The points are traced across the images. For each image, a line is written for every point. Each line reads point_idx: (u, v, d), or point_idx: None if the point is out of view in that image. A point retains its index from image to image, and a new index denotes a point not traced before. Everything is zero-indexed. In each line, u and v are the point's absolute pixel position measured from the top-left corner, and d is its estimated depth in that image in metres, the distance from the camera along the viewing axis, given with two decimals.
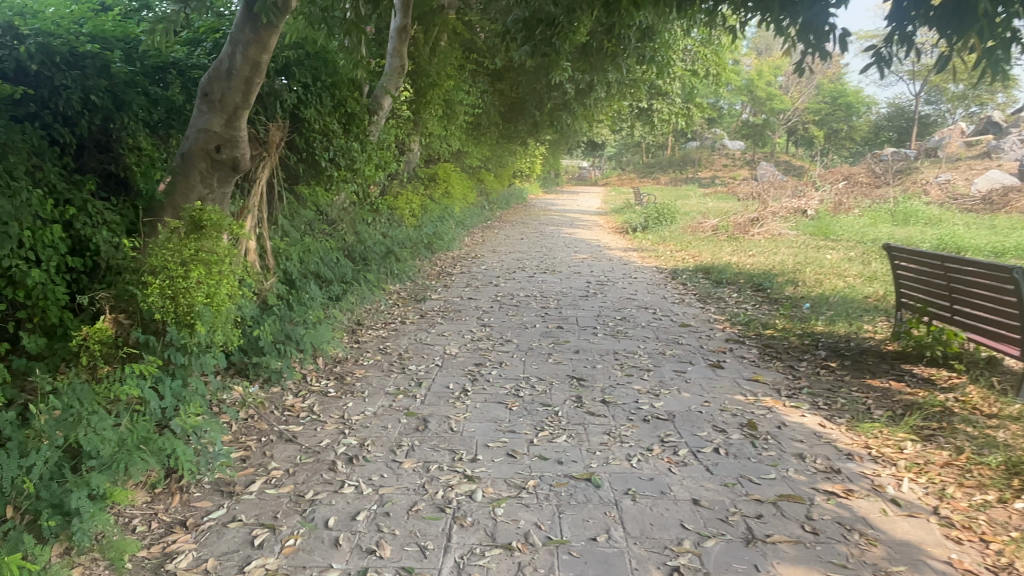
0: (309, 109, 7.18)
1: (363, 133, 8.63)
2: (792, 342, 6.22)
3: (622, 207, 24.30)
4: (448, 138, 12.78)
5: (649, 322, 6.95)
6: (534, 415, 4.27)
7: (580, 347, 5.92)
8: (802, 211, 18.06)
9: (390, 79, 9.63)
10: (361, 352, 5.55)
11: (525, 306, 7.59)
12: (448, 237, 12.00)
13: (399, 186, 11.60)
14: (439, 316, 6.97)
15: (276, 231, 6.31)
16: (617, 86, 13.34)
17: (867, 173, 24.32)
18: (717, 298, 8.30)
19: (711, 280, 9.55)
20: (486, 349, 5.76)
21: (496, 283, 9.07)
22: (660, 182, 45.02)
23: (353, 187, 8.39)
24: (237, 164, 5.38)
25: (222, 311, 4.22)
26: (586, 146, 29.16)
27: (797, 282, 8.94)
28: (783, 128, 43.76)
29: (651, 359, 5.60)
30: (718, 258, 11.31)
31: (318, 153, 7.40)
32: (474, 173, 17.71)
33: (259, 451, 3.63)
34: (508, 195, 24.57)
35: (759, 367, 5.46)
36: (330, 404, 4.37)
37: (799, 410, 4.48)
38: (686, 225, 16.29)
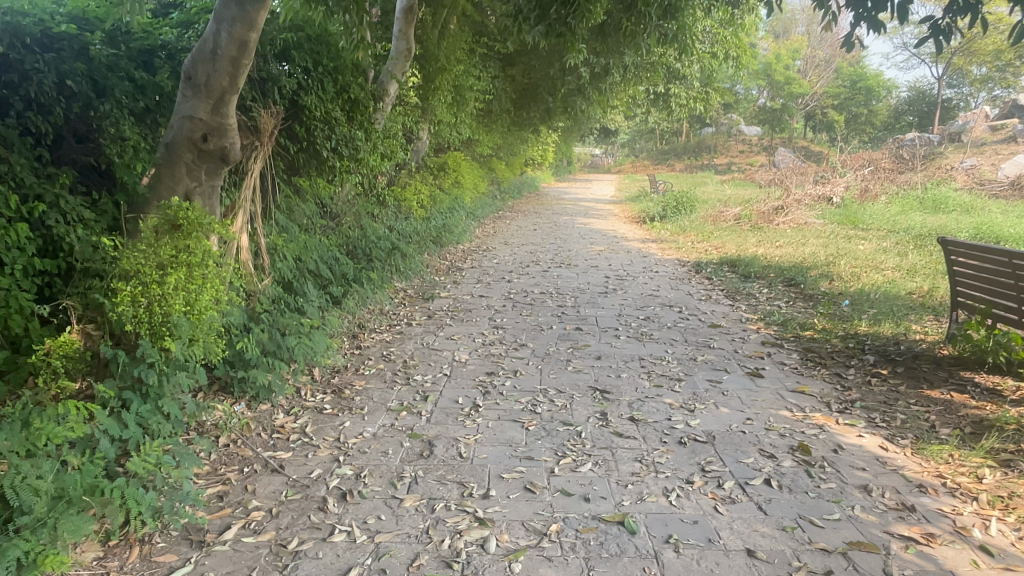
0: (309, 96, 6.70)
1: (368, 121, 8.14)
2: (835, 347, 5.67)
3: (638, 196, 23.69)
4: (458, 125, 12.25)
5: (675, 323, 6.43)
6: (554, 436, 3.77)
7: (602, 352, 5.42)
8: (826, 198, 17.40)
9: (396, 64, 9.13)
10: (363, 360, 5.06)
11: (541, 305, 7.09)
12: (458, 229, 11.50)
13: (407, 176, 11.09)
14: (448, 317, 6.48)
15: (271, 226, 5.82)
16: (634, 69, 12.73)
17: (892, 158, 23.54)
18: (747, 295, 7.75)
19: (738, 274, 9.00)
20: (500, 356, 5.27)
21: (509, 278, 8.57)
22: (674, 169, 44.25)
23: (357, 178, 7.90)
24: (227, 155, 4.86)
25: (204, 321, 3.74)
26: (599, 133, 28.50)
27: (831, 276, 8.36)
28: (800, 114, 42.82)
29: (681, 367, 5.10)
30: (743, 249, 10.75)
31: (318, 143, 6.91)
32: (485, 162, 17.19)
33: (240, 485, 3.15)
34: (520, 185, 24.04)
35: (802, 377, 4.94)
36: (325, 423, 3.88)
37: (855, 430, 3.96)
38: (706, 215, 15.70)
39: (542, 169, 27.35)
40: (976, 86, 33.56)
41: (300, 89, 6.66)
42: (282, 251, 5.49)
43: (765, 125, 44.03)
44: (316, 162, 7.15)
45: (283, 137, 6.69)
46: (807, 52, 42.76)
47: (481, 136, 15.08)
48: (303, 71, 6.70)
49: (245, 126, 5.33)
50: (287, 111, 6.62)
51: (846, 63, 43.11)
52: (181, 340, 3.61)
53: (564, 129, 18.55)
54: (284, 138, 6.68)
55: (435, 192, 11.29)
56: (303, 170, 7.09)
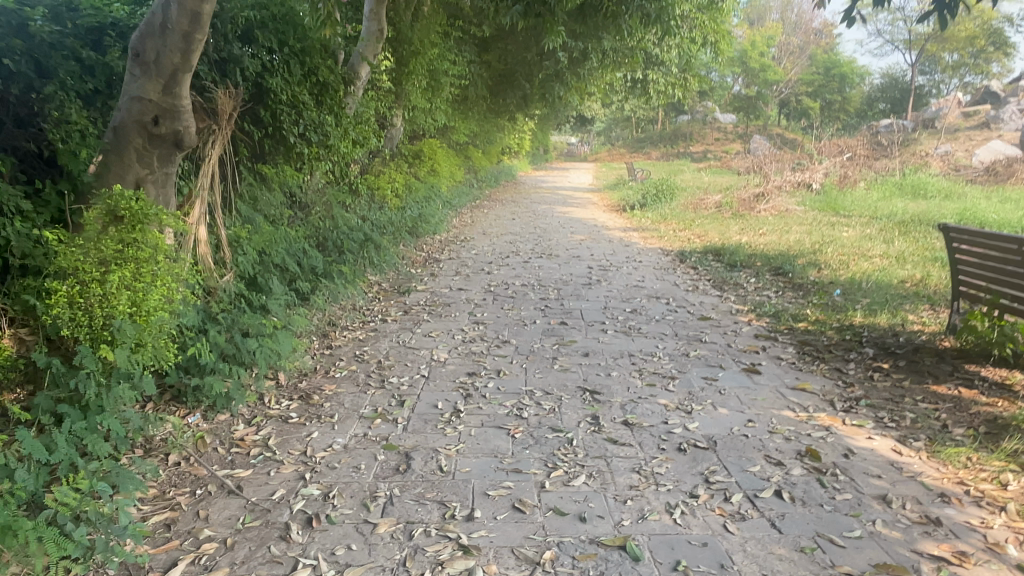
0: (274, 78, 6.28)
1: (338, 106, 7.72)
2: (832, 340, 5.42)
3: (616, 184, 23.44)
4: (433, 111, 11.85)
5: (664, 315, 6.14)
6: (543, 445, 3.45)
7: (590, 348, 5.11)
8: (806, 185, 17.24)
9: (368, 45, 8.72)
10: (333, 361, 4.69)
11: (523, 297, 6.76)
12: (435, 219, 11.11)
13: (381, 164, 10.68)
14: (425, 312, 6.12)
15: (233, 217, 5.41)
16: (613, 54, 12.39)
17: (868, 145, 23.53)
18: (735, 285, 7.49)
19: (724, 263, 8.74)
20: (481, 354, 4.93)
21: (488, 270, 8.23)
22: (651, 157, 44.09)
23: (327, 166, 7.49)
24: (181, 139, 4.44)
25: (153, 323, 3.36)
26: (575, 120, 28.13)
27: (820, 264, 8.14)
28: (776, 101, 42.88)
29: (673, 363, 4.80)
30: (727, 237, 10.51)
31: (285, 128, 6.49)
32: (461, 150, 16.77)
33: (191, 512, 2.78)
34: (496, 173, 23.64)
35: (801, 373, 4.67)
36: (290, 435, 3.52)
37: (864, 432, 3.70)
38: (686, 202, 15.46)
39: (519, 157, 26.97)
40: (948, 72, 33.78)
41: (264, 71, 6.24)
42: (244, 244, 5.10)
43: (741, 113, 44.01)
44: (284, 148, 6.73)
45: (247, 122, 6.27)
46: (782, 39, 42.80)
47: (457, 123, 14.69)
48: (268, 52, 6.27)
49: (200, 110, 4.85)
50: (250, 93, 6.19)
51: (821, 50, 43.22)
52: (125, 347, 3.20)
53: (541, 116, 18.19)
54: (248, 123, 6.25)
55: (410, 180, 10.89)
56: (269, 157, 6.67)
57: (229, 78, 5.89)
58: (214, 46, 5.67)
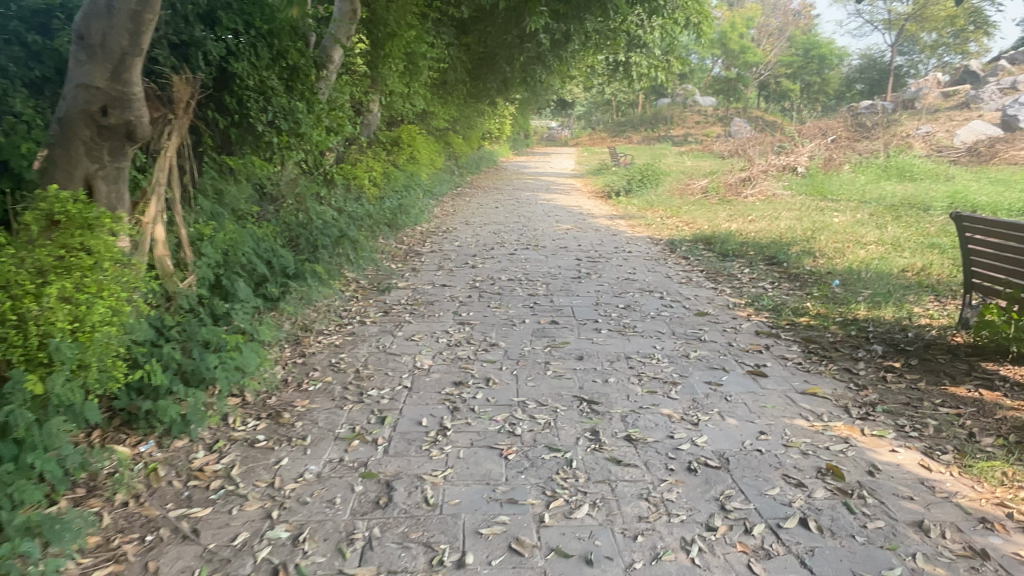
0: (240, 62, 5.83)
1: (310, 92, 7.27)
2: (837, 336, 5.13)
3: (599, 169, 23.08)
4: (411, 96, 11.41)
5: (659, 311, 5.81)
6: (540, 468, 3.11)
7: (584, 351, 4.78)
8: (791, 168, 16.99)
9: (341, 27, 8.27)
10: (307, 372, 4.31)
11: (509, 293, 6.41)
12: (415, 209, 10.70)
13: (357, 152, 10.24)
14: (406, 312, 5.74)
15: (195, 215, 4.99)
16: (596, 35, 11.99)
17: (852, 127, 23.35)
18: (729, 276, 7.19)
19: (715, 252, 8.45)
20: (468, 360, 4.58)
21: (472, 263, 7.86)
22: (632, 141, 43.74)
23: (299, 156, 7.06)
24: (134, 132, 3.98)
25: (97, 342, 2.94)
26: (556, 104, 27.66)
27: (815, 253, 7.86)
28: (755, 83, 42.70)
29: (674, 367, 4.48)
30: (716, 224, 10.21)
31: (252, 117, 6.05)
32: (440, 136, 16.32)
33: (140, 564, 2.42)
34: (477, 159, 23.18)
35: (808, 374, 4.37)
36: (256, 463, 3.15)
37: (887, 445, 3.40)
38: (672, 188, 15.14)
39: (499, 142, 26.50)
40: (927, 53, 33.74)
41: (229, 55, 5.79)
42: (207, 244, 4.69)
43: (721, 95, 43.77)
44: (252, 138, 6.29)
45: (211, 110, 5.82)
46: (761, 21, 42.60)
47: (436, 108, 14.23)
48: (232, 34, 5.82)
49: (154, 98, 4.38)
50: (214, 79, 5.74)
51: (800, 32, 43.07)
52: (64, 371, 2.80)
53: (522, 101, 17.76)
54: (212, 111, 5.80)
55: (389, 169, 10.46)
56: (236, 148, 6.23)
57: (189, 63, 5.44)
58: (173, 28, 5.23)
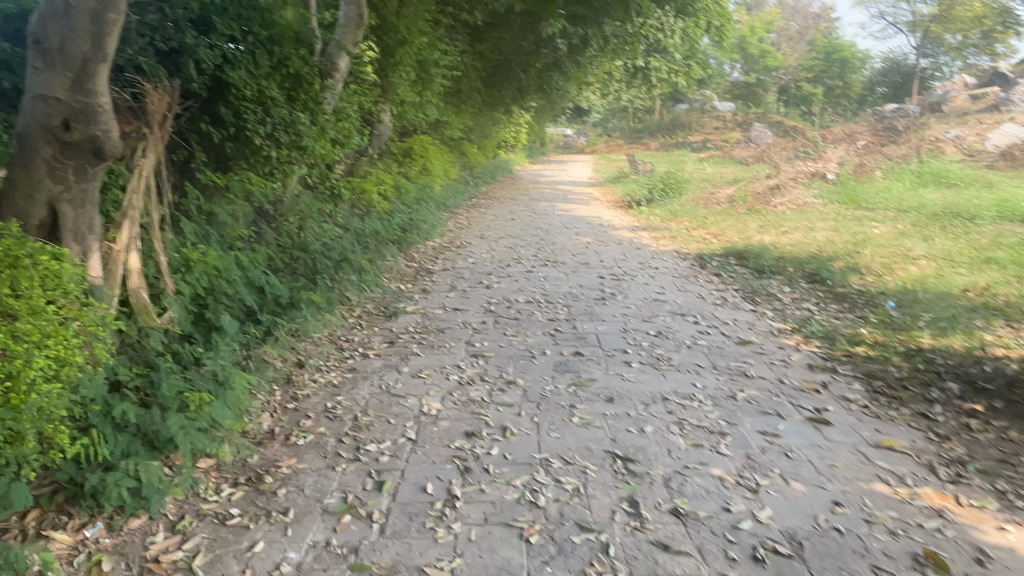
0: (237, 71, 5.34)
1: (314, 102, 6.78)
2: (903, 371, 4.51)
3: (618, 177, 22.44)
4: (424, 105, 10.91)
5: (695, 340, 5.21)
6: (570, 557, 2.53)
7: (614, 391, 4.18)
8: (820, 176, 16.28)
9: (347, 33, 7.81)
10: (297, 421, 3.76)
11: (528, 318, 5.84)
12: (428, 223, 10.17)
13: (367, 165, 9.73)
14: (415, 342, 5.18)
15: (178, 240, 4.48)
16: (616, 40, 11.43)
17: (880, 131, 22.55)
18: (769, 297, 6.57)
19: (751, 267, 7.83)
20: (483, 404, 4.00)
21: (487, 283, 7.30)
22: (651, 147, 43.03)
23: (300, 170, 6.55)
24: (102, 149, 3.46)
25: (34, 411, 2.41)
26: (572, 112, 27.06)
27: (861, 269, 7.21)
28: (776, 87, 41.90)
29: (721, 413, 3.87)
30: (748, 237, 9.59)
31: (249, 130, 5.56)
32: (455, 145, 15.82)
33: None
34: (492, 169, 22.64)
35: (879, 422, 3.76)
36: (225, 549, 2.61)
37: (993, 523, 2.79)
38: (696, 197, 14.50)
39: (515, 151, 25.95)
40: (953, 54, 32.82)
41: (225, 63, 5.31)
42: (191, 273, 4.18)
43: (740, 100, 42.97)
44: (248, 152, 5.78)
45: (204, 122, 5.35)
46: (780, 25, 41.94)
47: (450, 117, 13.74)
48: (229, 41, 5.34)
49: (125, 109, 3.79)
50: (207, 88, 5.26)
51: (821, 35, 42.26)
52: None
53: (538, 109, 17.22)
54: (204, 123, 5.33)
55: (401, 181, 9.94)
56: (232, 163, 5.73)
57: (179, 72, 5.00)
58: (160, 35, 4.94)
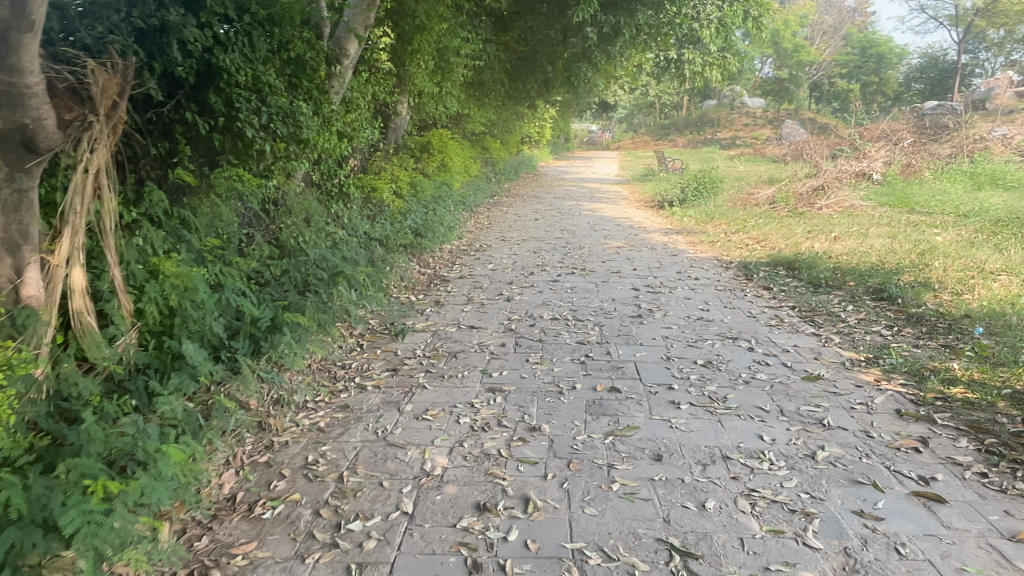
0: (229, 55, 4.60)
1: (318, 91, 6.06)
2: (1017, 423, 3.67)
3: (645, 175, 21.52)
4: (444, 97, 10.18)
5: (753, 374, 4.42)
6: None
7: (662, 445, 3.39)
8: (865, 176, 15.25)
9: (358, 15, 7.10)
10: (268, 482, 3.02)
11: (555, 340, 5.07)
12: (445, 224, 9.41)
13: (381, 160, 9.02)
14: (421, 370, 4.43)
15: (139, 249, 3.74)
16: (651, 27, 10.60)
17: (925, 129, 21.37)
18: (831, 318, 5.72)
19: (804, 280, 6.97)
20: (499, 459, 3.24)
21: (508, 294, 6.53)
22: (679, 144, 41.85)
23: (299, 166, 5.83)
24: (34, 140, 2.86)
25: None
26: (597, 107, 26.08)
27: (933, 285, 6.33)
28: (808, 83, 40.49)
29: (799, 481, 3.07)
30: (795, 243, 8.71)
31: (242, 120, 4.83)
32: (475, 139, 15.10)
33: None
34: (515, 165, 21.78)
35: (1006, 501, 2.93)
36: None
37: None
38: (733, 198, 13.59)
39: (538, 146, 25.04)
40: (997, 49, 31.44)
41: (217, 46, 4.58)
42: (152, 292, 3.47)
43: (771, 96, 41.65)
44: (239, 146, 5.04)
45: (190, 111, 4.59)
46: (814, 20, 40.66)
47: (471, 111, 12.98)
48: (221, 21, 4.56)
49: (65, 91, 3.07)
50: (195, 74, 4.52)
51: (856, 29, 40.83)
52: None
53: (563, 104, 16.38)
54: (191, 113, 4.55)
55: (417, 178, 9.20)
56: (221, 159, 5.00)
57: (163, 56, 4.22)
58: (140, 12, 3.94)
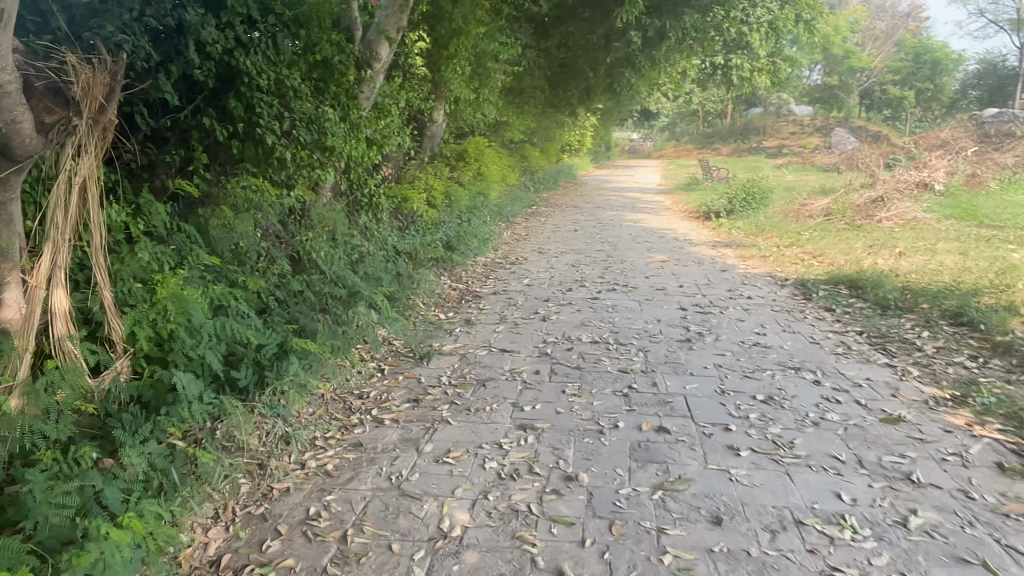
0: (252, 57, 4.27)
1: (347, 96, 5.68)
2: None
3: (689, 184, 20.83)
4: (481, 104, 9.79)
5: (823, 414, 3.87)
6: None
7: (721, 503, 2.89)
8: (926, 186, 14.37)
9: (389, 17, 6.75)
10: (260, 541, 2.61)
11: (595, 368, 4.58)
12: (479, 235, 9.01)
13: (414, 169, 8.65)
14: (446, 402, 4.00)
15: (141, 266, 3.37)
16: (699, 31, 10.07)
17: (988, 137, 20.22)
18: (905, 346, 5.11)
19: (870, 300, 6.35)
20: (529, 519, 2.77)
21: (544, 313, 6.06)
22: (723, 153, 40.88)
23: (323, 175, 5.47)
24: (8, 146, 2.53)
25: None
26: (640, 115, 25.46)
27: (1020, 310, 5.66)
28: (859, 90, 39.10)
29: (891, 558, 2.55)
30: (856, 259, 8.06)
31: (263, 125, 4.46)
32: (514, 147, 14.72)
33: None
34: (554, 174, 21.32)
35: None
36: None
37: None
38: (784, 209, 12.90)
39: (578, 155, 24.54)
40: None
41: (238, 47, 4.25)
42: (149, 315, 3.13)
43: (820, 103, 40.42)
44: (259, 154, 4.65)
45: (208, 117, 4.28)
46: (865, 25, 39.36)
47: (510, 118, 12.60)
48: (244, 21, 4.27)
49: (44, 92, 2.77)
50: (216, 77, 4.24)
51: (910, 34, 39.36)
52: None
53: (605, 111, 15.89)
54: (208, 118, 4.27)
55: (451, 188, 8.82)
56: (238, 167, 4.67)
57: (178, 57, 3.94)
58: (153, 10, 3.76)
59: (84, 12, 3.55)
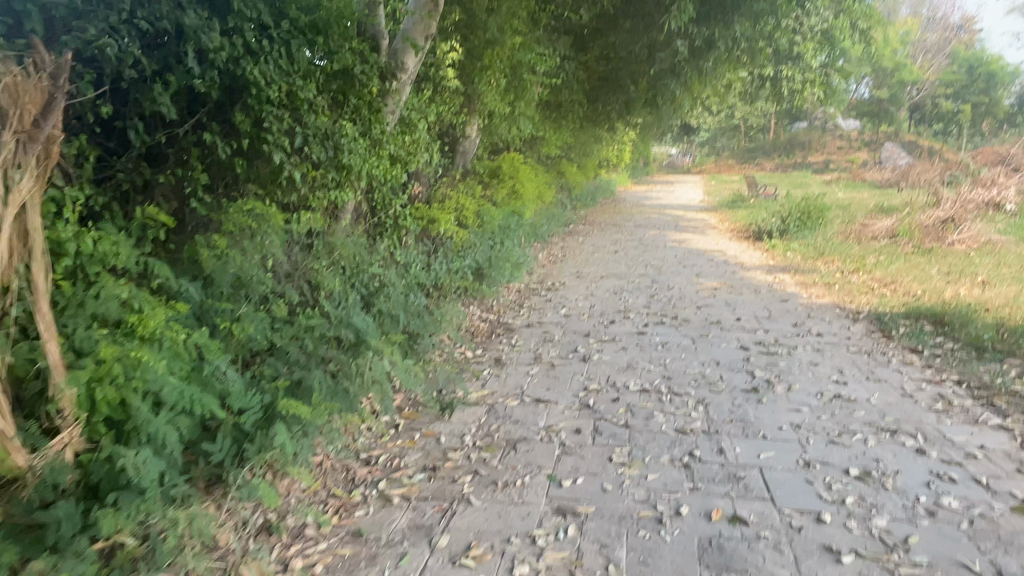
0: (261, 66, 3.66)
1: (369, 110, 5.03)
2: None
3: (735, 202, 19.96)
4: (516, 119, 9.17)
5: (938, 498, 3.09)
6: None
7: None
8: (996, 206, 13.27)
9: (416, 23, 6.12)
10: None
11: (648, 427, 3.86)
12: (512, 259, 8.35)
13: (444, 188, 8.08)
14: (468, 471, 3.34)
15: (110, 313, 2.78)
16: (752, 40, 9.29)
17: None
18: (1017, 401, 4.29)
19: (962, 340, 5.50)
20: None
21: (585, 351, 5.38)
22: (766, 168, 39.75)
23: (337, 197, 4.88)
24: None
25: None
26: (681, 129, 24.70)
27: None
28: (910, 104, 37.58)
29: None
30: (933, 289, 7.19)
31: (271, 142, 3.92)
32: (551, 163, 14.10)
33: None
34: (592, 190, 20.67)
35: None
36: None
37: None
38: (841, 230, 12.00)
39: (618, 169, 23.86)
40: None
41: (248, 55, 3.62)
42: (109, 374, 2.50)
43: (868, 117, 39.00)
44: (264, 173, 4.10)
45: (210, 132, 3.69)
46: (916, 36, 37.82)
47: (547, 133, 11.99)
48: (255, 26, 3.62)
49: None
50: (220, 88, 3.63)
51: (964, 46, 37.69)
52: None
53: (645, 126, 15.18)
54: (209, 133, 3.67)
55: (484, 208, 8.22)
56: (240, 189, 4.08)
57: (177, 66, 3.32)
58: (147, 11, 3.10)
59: (64, 13, 2.90)
